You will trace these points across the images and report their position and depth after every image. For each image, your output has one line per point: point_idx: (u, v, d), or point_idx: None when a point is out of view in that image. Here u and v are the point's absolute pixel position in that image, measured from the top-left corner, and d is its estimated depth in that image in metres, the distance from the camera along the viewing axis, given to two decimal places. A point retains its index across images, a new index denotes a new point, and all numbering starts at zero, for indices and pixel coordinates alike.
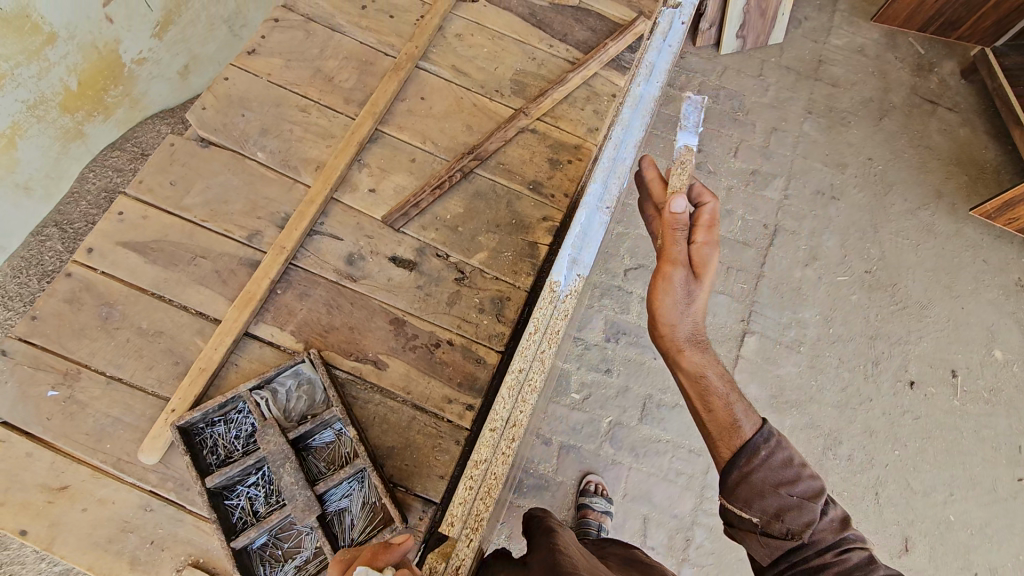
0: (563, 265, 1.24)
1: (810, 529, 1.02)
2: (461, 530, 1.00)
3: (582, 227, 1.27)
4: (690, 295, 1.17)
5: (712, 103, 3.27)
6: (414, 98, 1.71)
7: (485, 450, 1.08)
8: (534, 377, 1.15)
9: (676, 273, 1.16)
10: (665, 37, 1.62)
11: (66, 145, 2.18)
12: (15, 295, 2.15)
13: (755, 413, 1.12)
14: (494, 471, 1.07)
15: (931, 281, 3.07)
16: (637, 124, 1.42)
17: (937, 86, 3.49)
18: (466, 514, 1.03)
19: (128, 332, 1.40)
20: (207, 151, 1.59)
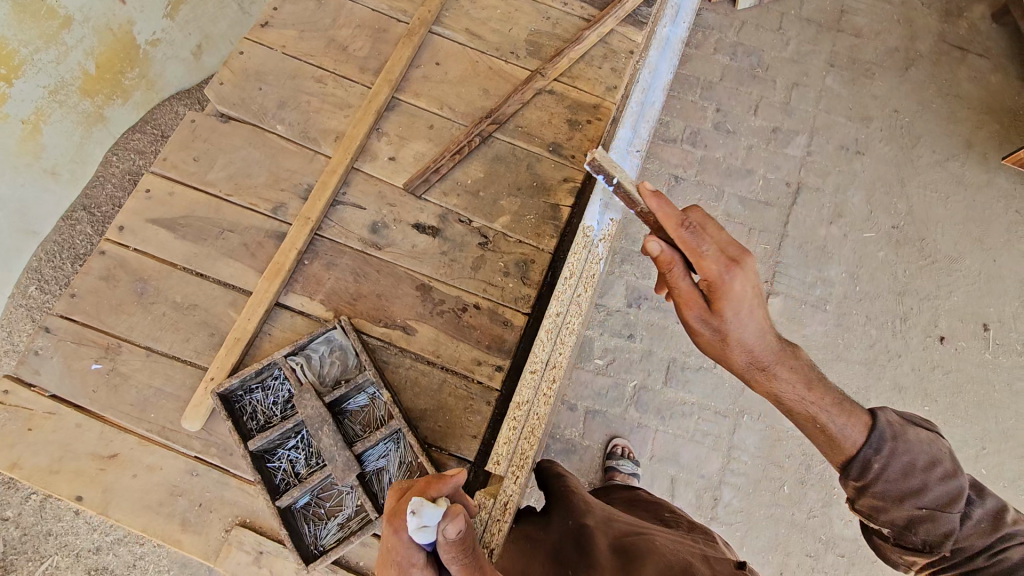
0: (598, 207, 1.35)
1: (949, 539, 1.04)
2: (507, 467, 1.16)
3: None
4: (717, 330, 1.14)
5: (730, 60, 3.19)
6: (429, 64, 1.70)
7: (527, 392, 1.21)
8: (571, 320, 1.27)
9: (686, 316, 1.15)
10: None
11: (88, 129, 2.21)
12: (52, 278, 2.22)
13: (861, 419, 1.08)
14: (535, 412, 1.21)
15: (961, 234, 2.99)
16: (664, 69, 1.64)
17: (966, 32, 3.34)
18: (511, 452, 1.17)
19: (163, 306, 1.43)
20: (227, 126, 1.60)
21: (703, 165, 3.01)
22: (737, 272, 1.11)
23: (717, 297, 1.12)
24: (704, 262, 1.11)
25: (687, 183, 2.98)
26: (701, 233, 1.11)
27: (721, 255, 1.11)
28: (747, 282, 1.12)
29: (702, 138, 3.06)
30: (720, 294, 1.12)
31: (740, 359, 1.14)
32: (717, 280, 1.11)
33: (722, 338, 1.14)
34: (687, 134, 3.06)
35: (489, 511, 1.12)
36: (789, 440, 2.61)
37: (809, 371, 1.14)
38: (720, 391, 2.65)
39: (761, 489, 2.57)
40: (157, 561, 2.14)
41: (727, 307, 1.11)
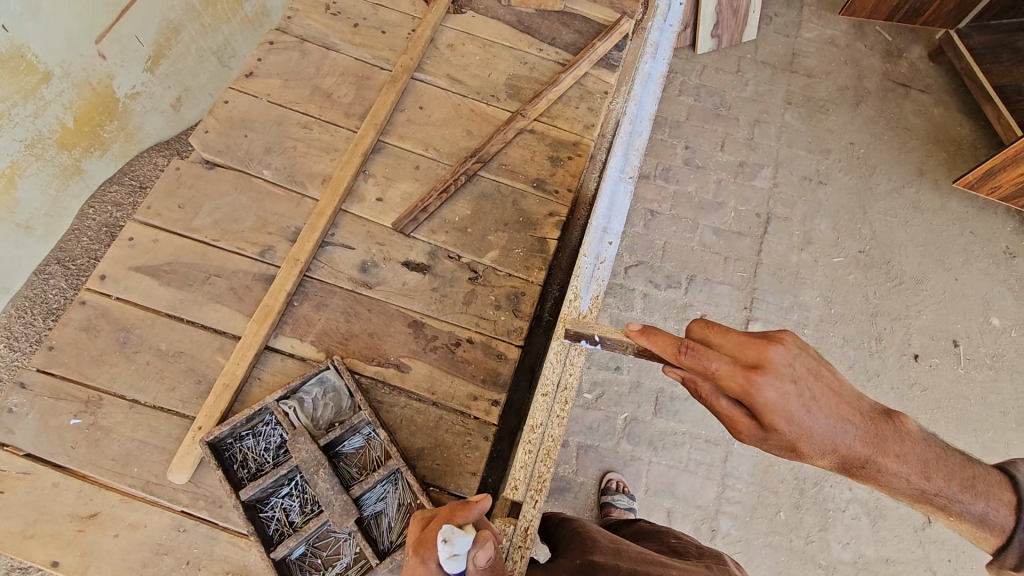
0: (595, 235, 1.42)
1: None
2: (526, 492, 1.13)
3: (608, 199, 1.47)
4: (786, 445, 0.90)
5: (695, 101, 3.42)
6: (413, 107, 1.75)
7: (540, 415, 1.20)
8: (579, 341, 1.28)
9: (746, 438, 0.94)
10: (665, 19, 1.87)
11: (65, 182, 2.19)
12: (21, 336, 2.13)
13: (983, 488, 0.94)
14: (551, 433, 1.19)
15: (923, 256, 3.15)
16: (648, 101, 1.66)
17: (907, 70, 3.63)
18: (529, 476, 1.15)
19: (147, 355, 1.39)
20: (213, 172, 1.60)
21: (677, 200, 3.16)
22: (767, 381, 0.88)
23: (763, 412, 0.88)
24: (722, 376, 0.91)
25: (663, 217, 3.11)
26: (698, 348, 0.94)
27: (738, 365, 0.90)
28: (781, 389, 0.88)
29: (674, 174, 3.23)
30: (764, 409, 0.88)
31: (822, 459, 0.92)
32: (750, 394, 0.88)
33: (795, 450, 0.91)
34: (659, 171, 3.23)
35: (511, 538, 1.10)
36: (781, 465, 2.64)
37: (911, 448, 0.92)
38: (710, 420, 2.68)
39: (757, 517, 2.55)
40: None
41: (781, 420, 0.88)
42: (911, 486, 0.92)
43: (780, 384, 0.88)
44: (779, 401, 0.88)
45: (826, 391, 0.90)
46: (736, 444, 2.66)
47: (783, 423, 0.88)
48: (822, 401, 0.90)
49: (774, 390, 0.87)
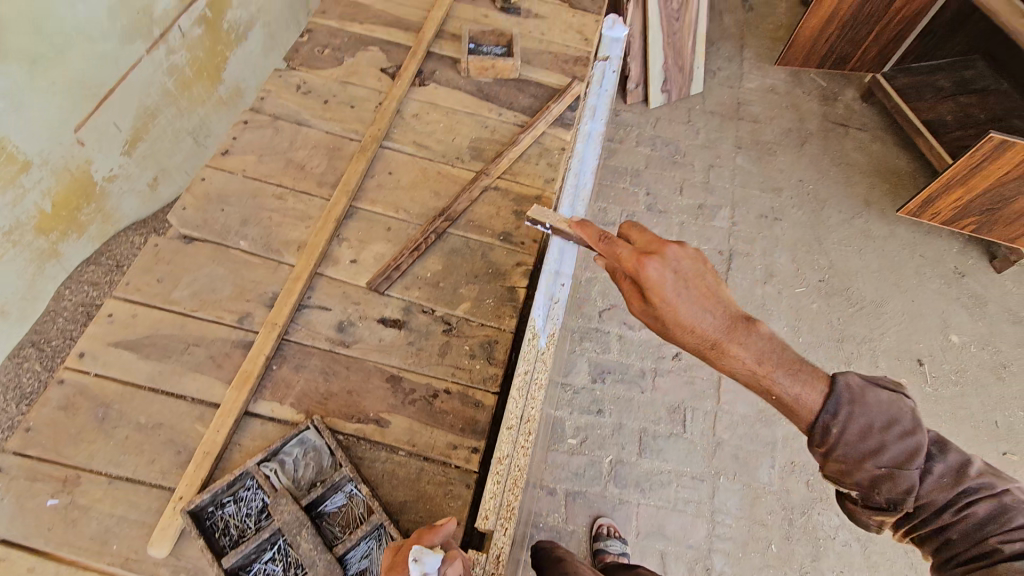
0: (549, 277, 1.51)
1: (911, 497, 0.88)
2: (496, 520, 1.17)
3: (560, 243, 1.64)
4: (656, 321, 1.01)
5: (651, 151, 3.64)
6: (382, 174, 1.86)
7: (506, 446, 1.26)
8: (539, 376, 1.38)
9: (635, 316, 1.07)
10: (601, 85, 2.20)
11: (42, 265, 2.23)
12: None
13: (820, 379, 0.90)
14: (517, 463, 1.25)
15: (880, 281, 3.31)
16: (590, 157, 1.94)
17: (844, 112, 3.93)
18: (498, 505, 1.19)
19: (126, 429, 1.40)
20: (191, 246, 1.67)
21: None
22: (646, 259, 1.06)
23: (642, 287, 1.03)
24: (625, 257, 1.12)
25: None
26: (621, 239, 1.16)
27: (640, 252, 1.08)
28: (667, 268, 1.03)
29: (638, 219, 3.40)
30: (642, 282, 1.04)
31: (686, 338, 0.98)
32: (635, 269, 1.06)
33: (661, 323, 1.00)
34: (624, 217, 3.39)
35: (482, 567, 1.15)
36: (768, 496, 2.66)
37: (766, 343, 0.93)
38: (693, 456, 2.72)
39: (749, 552, 2.54)
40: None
41: (656, 292, 1.01)
42: (756, 378, 0.93)
43: (669, 263, 1.04)
44: (657, 275, 1.02)
45: (703, 280, 1.02)
46: (722, 478, 2.69)
47: (659, 294, 1.01)
48: (696, 291, 1.00)
49: (657, 267, 1.03)
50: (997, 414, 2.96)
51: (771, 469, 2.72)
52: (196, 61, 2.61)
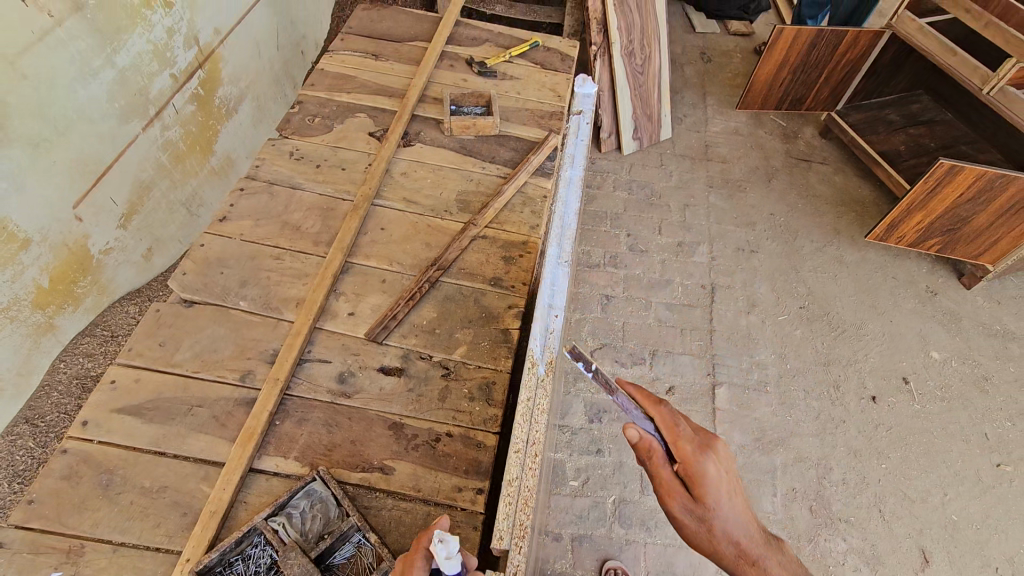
0: (543, 310, 1.45)
1: None
2: (511, 540, 1.10)
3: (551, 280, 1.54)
4: (704, 522, 1.10)
5: (628, 194, 3.81)
6: (375, 229, 1.95)
7: (515, 469, 1.16)
8: (540, 401, 1.30)
9: (671, 508, 1.12)
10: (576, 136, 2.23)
11: (37, 340, 2.24)
12: None
13: None
14: (526, 485, 1.16)
15: (858, 304, 3.43)
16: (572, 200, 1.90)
17: (805, 148, 4.18)
18: (512, 525, 1.12)
19: (131, 494, 1.41)
20: (192, 310, 1.72)
21: (627, 282, 3.41)
22: (712, 456, 1.16)
23: (701, 483, 1.13)
24: (680, 442, 1.18)
25: (617, 300, 3.34)
26: (675, 417, 1.24)
27: (691, 444, 1.18)
28: (717, 468, 1.15)
29: (621, 260, 3.52)
30: (702, 479, 1.13)
31: (728, 549, 1.10)
32: (695, 462, 1.15)
33: (711, 529, 1.10)
34: (607, 258, 3.51)
35: None
36: (773, 525, 2.66)
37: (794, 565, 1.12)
38: None
39: None
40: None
41: (710, 492, 1.12)
42: None
43: (716, 461, 1.17)
44: (714, 478, 1.14)
45: (741, 492, 1.16)
46: None
47: (712, 496, 1.12)
48: (739, 505, 1.15)
49: (711, 467, 1.15)
50: (985, 426, 3.03)
51: (773, 498, 2.74)
52: (188, 136, 2.74)
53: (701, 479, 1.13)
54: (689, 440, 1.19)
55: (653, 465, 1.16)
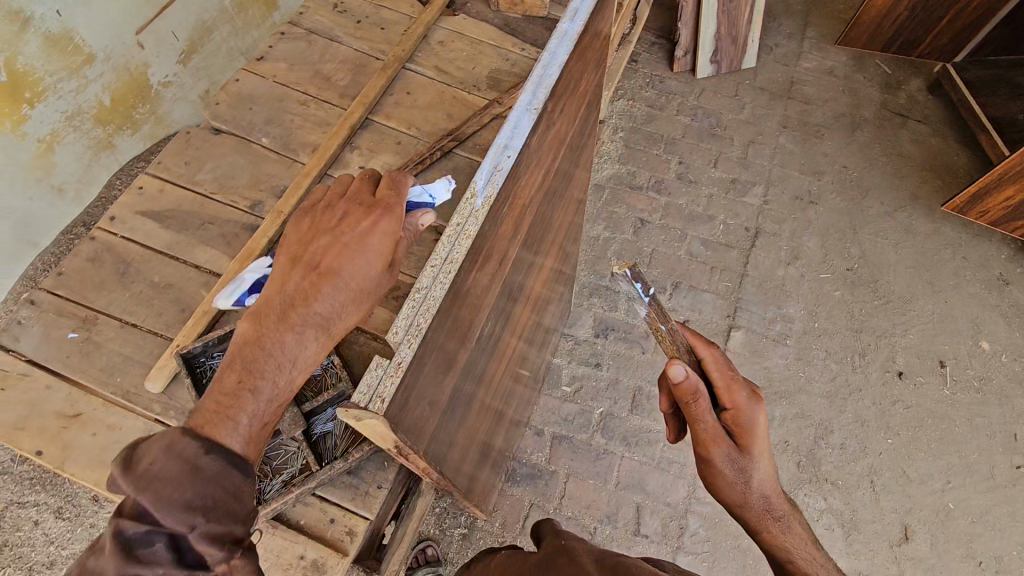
0: (519, 110, 1.03)
1: None
2: (404, 338, 0.85)
3: (544, 74, 1.08)
4: (742, 471, 1.13)
5: (691, 121, 3.57)
6: (401, 92, 1.94)
7: (427, 275, 0.89)
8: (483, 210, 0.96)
9: (713, 452, 1.13)
10: None
11: (97, 154, 2.51)
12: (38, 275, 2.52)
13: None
14: (435, 292, 0.89)
15: (913, 277, 3.17)
16: None
17: (906, 101, 3.72)
18: (408, 324, 0.86)
19: (142, 285, 1.57)
20: (218, 137, 1.82)
21: (667, 210, 3.28)
22: (761, 406, 1.18)
23: (746, 432, 1.15)
24: (732, 389, 1.18)
25: (652, 226, 3.23)
26: (726, 362, 1.21)
27: (742, 394, 1.18)
28: (762, 422, 1.16)
29: (666, 187, 3.37)
30: (747, 429, 1.15)
31: (754, 502, 1.12)
32: (744, 412, 1.16)
33: (743, 478, 1.12)
34: (652, 183, 3.37)
35: (382, 373, 0.83)
36: None
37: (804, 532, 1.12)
38: None
39: (726, 519, 2.55)
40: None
41: (752, 443, 1.14)
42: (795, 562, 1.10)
43: (761, 414, 1.17)
44: (757, 431, 1.15)
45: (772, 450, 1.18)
46: None
47: (753, 448, 1.14)
48: (770, 461, 1.17)
49: (760, 418, 1.16)
50: (1016, 426, 2.83)
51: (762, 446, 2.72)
52: None
53: (746, 429, 1.15)
54: (738, 390, 1.18)
55: (699, 409, 1.14)
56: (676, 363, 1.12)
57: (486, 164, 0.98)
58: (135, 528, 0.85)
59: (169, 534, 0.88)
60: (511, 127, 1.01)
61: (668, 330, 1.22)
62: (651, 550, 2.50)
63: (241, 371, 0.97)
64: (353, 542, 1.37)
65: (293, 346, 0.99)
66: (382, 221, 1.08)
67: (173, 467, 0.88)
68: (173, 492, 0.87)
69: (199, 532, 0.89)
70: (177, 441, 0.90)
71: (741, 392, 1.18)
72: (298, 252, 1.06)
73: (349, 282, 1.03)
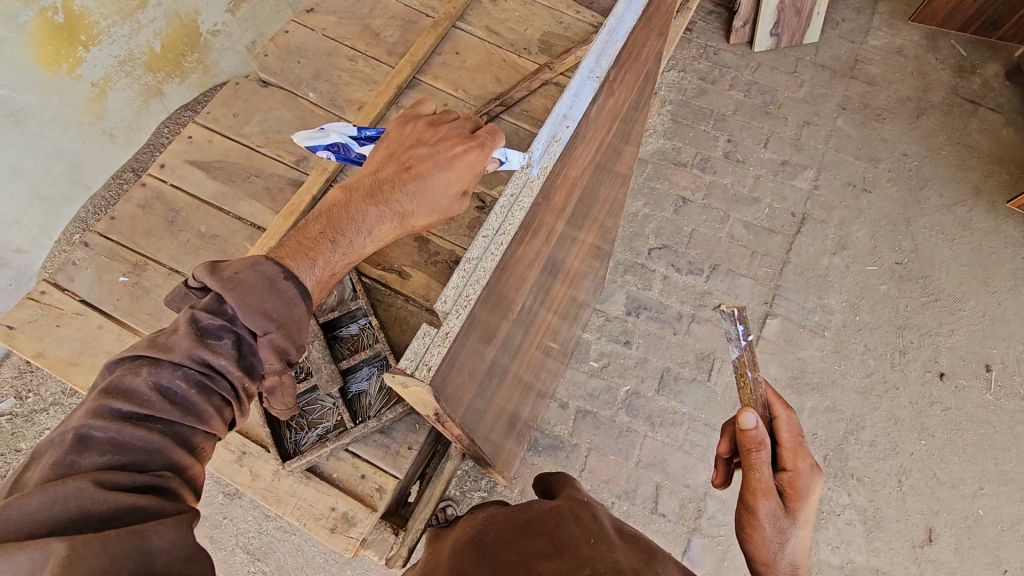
0: (580, 77, 1.01)
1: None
2: (452, 306, 0.87)
3: (608, 41, 1.05)
4: (781, 531, 1.11)
5: (744, 97, 3.42)
6: (450, 52, 1.89)
7: (478, 246, 0.91)
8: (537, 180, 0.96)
9: (759, 505, 1.11)
10: None
11: (147, 101, 2.63)
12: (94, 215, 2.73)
13: None
14: (486, 264, 0.90)
15: (966, 276, 3.03)
16: None
17: (979, 87, 3.47)
18: (457, 292, 0.88)
19: (189, 234, 1.61)
20: (266, 90, 1.82)
21: (710, 190, 3.18)
22: (820, 479, 1.16)
23: (798, 496, 1.14)
24: (798, 453, 1.17)
25: (694, 206, 3.14)
26: (797, 429, 1.21)
27: (806, 462, 1.16)
28: (816, 494, 1.15)
29: (712, 165, 3.25)
30: (801, 494, 1.14)
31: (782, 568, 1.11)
32: (802, 478, 1.15)
33: (778, 540, 1.11)
34: (697, 160, 3.26)
35: (430, 339, 0.86)
36: None
37: None
38: (712, 404, 2.70)
39: None
40: (234, 538, 2.38)
41: (800, 510, 1.13)
42: None
43: (817, 487, 1.15)
44: (810, 502, 1.14)
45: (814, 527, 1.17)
46: None
47: (800, 516, 1.13)
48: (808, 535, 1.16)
49: (816, 489, 1.14)
50: None
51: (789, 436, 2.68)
52: None
53: (798, 495, 1.14)
54: (800, 457, 1.17)
55: (759, 463, 1.12)
56: (750, 412, 1.11)
57: (541, 135, 0.98)
58: (211, 318, 0.99)
59: (234, 333, 1.02)
60: (571, 96, 1.00)
61: (754, 379, 1.23)
62: (667, 529, 2.52)
63: (326, 226, 1.19)
64: (382, 498, 1.41)
65: (371, 221, 1.20)
66: (468, 153, 1.25)
67: (258, 281, 1.01)
68: (251, 299, 1.00)
69: (263, 338, 1.03)
70: (264, 264, 1.05)
71: (804, 461, 1.16)
72: (398, 151, 1.28)
73: (426, 190, 1.23)
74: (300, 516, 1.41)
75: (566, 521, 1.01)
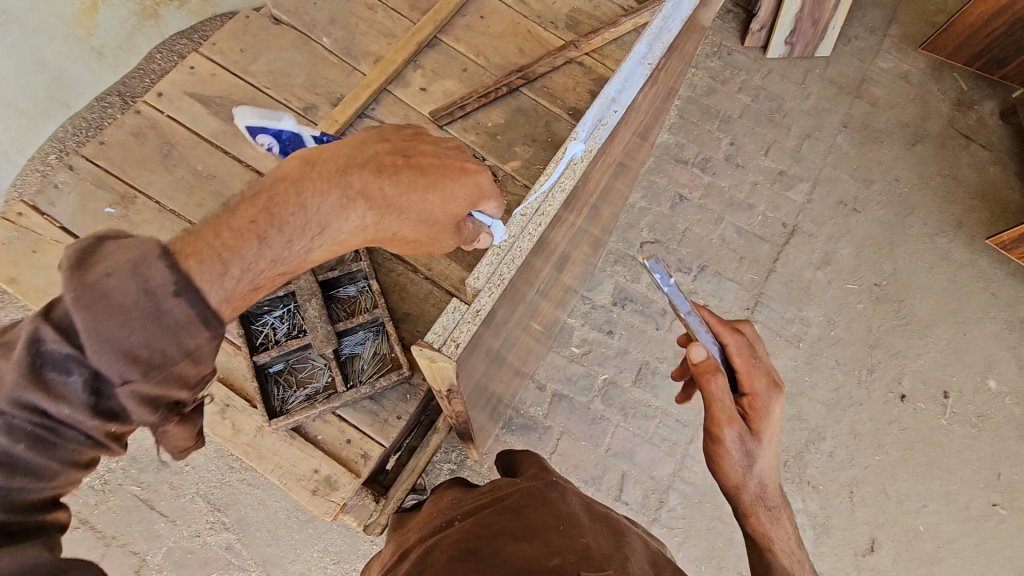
0: (629, 66, 1.02)
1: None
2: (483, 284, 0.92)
3: (658, 32, 1.05)
4: (748, 453, 1.16)
5: (752, 102, 3.42)
6: (474, 15, 1.82)
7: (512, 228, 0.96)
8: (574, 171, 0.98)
9: (726, 433, 1.14)
10: None
11: (140, 21, 2.59)
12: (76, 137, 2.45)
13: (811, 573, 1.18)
14: (520, 247, 0.95)
15: (938, 304, 3.13)
16: None
17: (974, 123, 3.55)
18: (490, 273, 0.93)
19: (184, 171, 1.53)
20: (277, 29, 1.72)
21: (708, 191, 3.19)
22: (779, 396, 1.20)
23: (759, 416, 1.18)
24: (753, 375, 1.21)
25: (690, 205, 3.15)
26: (749, 351, 1.24)
27: (760, 380, 1.20)
28: (775, 409, 1.19)
29: (712, 166, 3.25)
30: (762, 414, 1.18)
31: (753, 487, 1.17)
32: (761, 398, 1.19)
33: (746, 459, 1.17)
34: (699, 159, 3.26)
35: (458, 314, 0.91)
36: None
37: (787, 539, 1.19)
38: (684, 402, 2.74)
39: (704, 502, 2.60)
40: (196, 487, 2.33)
41: (763, 426, 1.17)
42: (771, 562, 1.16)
43: (776, 403, 1.19)
44: (771, 420, 1.18)
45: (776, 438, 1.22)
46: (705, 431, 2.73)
47: (766, 433, 1.17)
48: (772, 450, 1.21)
49: (777, 405, 1.19)
50: (1002, 465, 2.87)
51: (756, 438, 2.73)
52: None
53: (760, 413, 1.18)
54: (756, 376, 1.20)
55: (718, 392, 1.14)
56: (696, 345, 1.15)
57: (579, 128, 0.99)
58: (52, 349, 0.85)
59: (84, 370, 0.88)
60: (621, 80, 1.01)
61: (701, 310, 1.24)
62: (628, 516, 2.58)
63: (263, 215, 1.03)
64: (366, 465, 1.39)
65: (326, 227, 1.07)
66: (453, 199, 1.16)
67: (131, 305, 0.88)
68: (112, 333, 0.87)
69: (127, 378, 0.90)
70: (151, 273, 0.90)
71: (761, 381, 1.20)
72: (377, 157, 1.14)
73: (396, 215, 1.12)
74: (280, 475, 1.37)
75: (537, 505, 1.02)
